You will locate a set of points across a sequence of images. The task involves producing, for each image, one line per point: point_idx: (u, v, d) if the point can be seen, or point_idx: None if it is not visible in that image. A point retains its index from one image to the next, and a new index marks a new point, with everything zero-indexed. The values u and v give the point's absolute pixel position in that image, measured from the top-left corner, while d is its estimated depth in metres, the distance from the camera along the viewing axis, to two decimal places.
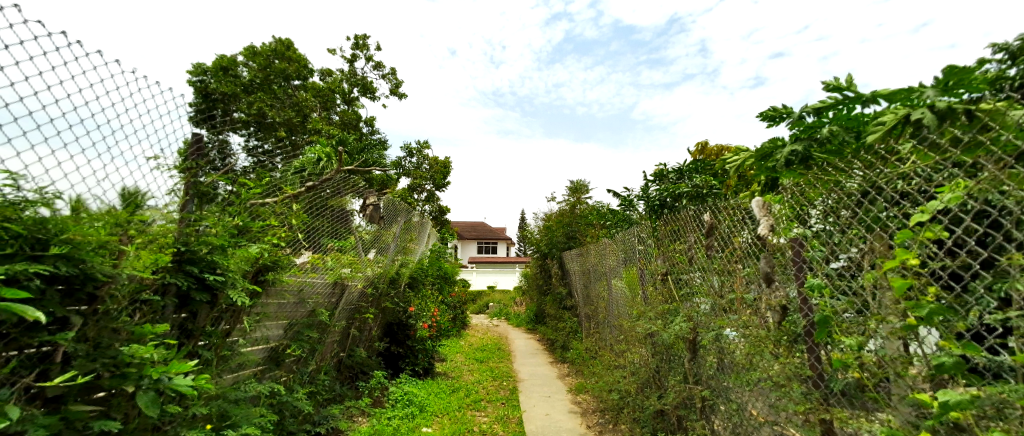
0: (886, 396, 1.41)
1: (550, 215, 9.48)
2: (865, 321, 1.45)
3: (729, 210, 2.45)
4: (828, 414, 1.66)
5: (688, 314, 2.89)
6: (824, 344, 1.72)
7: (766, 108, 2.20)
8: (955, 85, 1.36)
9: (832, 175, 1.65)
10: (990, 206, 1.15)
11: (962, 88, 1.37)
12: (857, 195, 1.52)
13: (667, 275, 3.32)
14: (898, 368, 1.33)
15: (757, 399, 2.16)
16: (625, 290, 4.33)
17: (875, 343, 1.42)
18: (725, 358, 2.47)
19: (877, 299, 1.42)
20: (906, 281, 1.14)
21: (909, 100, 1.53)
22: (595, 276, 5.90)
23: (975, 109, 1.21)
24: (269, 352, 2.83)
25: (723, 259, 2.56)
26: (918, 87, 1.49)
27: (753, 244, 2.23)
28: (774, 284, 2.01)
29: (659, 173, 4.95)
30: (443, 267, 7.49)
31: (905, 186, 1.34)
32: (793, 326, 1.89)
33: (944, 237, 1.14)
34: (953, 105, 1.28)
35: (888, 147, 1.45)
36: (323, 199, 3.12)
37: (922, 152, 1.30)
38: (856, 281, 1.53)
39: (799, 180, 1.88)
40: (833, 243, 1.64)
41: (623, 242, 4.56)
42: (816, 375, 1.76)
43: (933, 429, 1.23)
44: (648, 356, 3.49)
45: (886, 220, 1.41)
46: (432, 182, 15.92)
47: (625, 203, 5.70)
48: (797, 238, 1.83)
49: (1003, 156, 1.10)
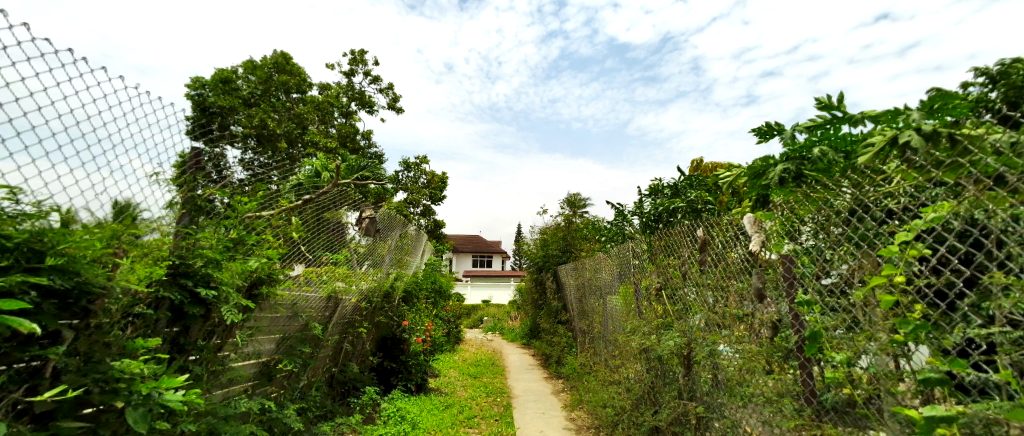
0: (876, 412, 1.43)
1: (545, 228, 9.55)
2: (854, 337, 1.47)
3: (722, 226, 2.50)
4: (819, 430, 1.67)
5: (682, 330, 2.89)
6: (817, 360, 1.74)
7: (757, 126, 2.26)
8: (938, 108, 1.41)
9: (821, 194, 1.70)
10: (971, 225, 1.19)
11: (945, 111, 1.41)
12: (844, 213, 1.56)
13: (661, 289, 3.35)
14: (888, 385, 1.35)
15: (751, 415, 2.17)
16: (620, 305, 4.31)
17: (865, 360, 1.44)
18: (719, 374, 2.48)
19: (866, 315, 1.45)
20: (890, 296, 1.19)
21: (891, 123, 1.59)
22: (590, 290, 5.89)
23: (955, 132, 1.26)
24: (260, 367, 2.79)
25: (716, 275, 2.59)
26: (902, 110, 1.53)
27: (745, 260, 2.26)
28: (766, 300, 2.05)
29: (653, 188, 5.05)
30: (436, 281, 7.47)
31: (891, 204, 1.38)
32: (785, 341, 1.92)
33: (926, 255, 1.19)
34: (935, 128, 1.31)
35: (874, 166, 1.49)
36: (320, 211, 3.13)
37: (905, 172, 1.34)
38: (846, 298, 1.56)
39: (790, 197, 1.93)
40: (823, 260, 1.67)
41: (618, 256, 4.58)
42: (807, 391, 1.78)
43: None
44: (643, 371, 3.48)
45: (873, 238, 1.46)
46: (428, 195, 15.96)
47: (620, 217, 5.78)
48: (788, 254, 1.86)
49: (982, 178, 1.14)
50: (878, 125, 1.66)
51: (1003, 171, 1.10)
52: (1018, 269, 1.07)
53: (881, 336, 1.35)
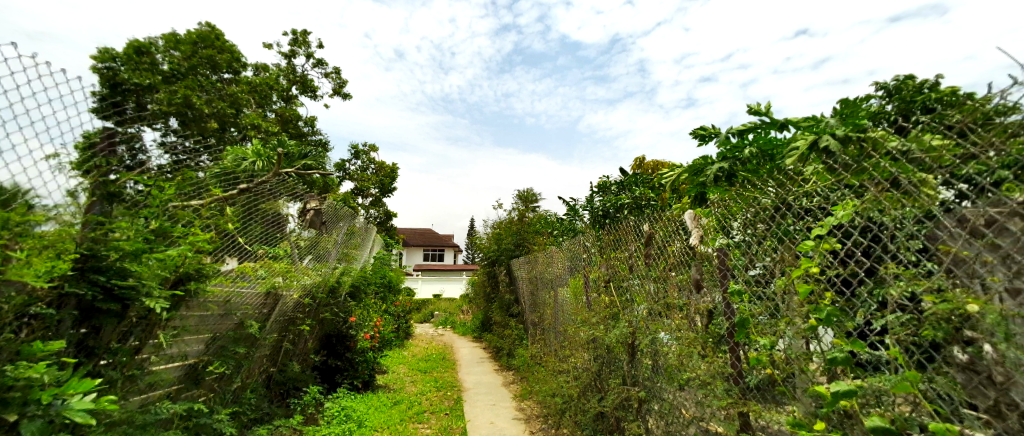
0: (791, 389, 1.60)
1: (498, 222, 9.61)
2: (776, 323, 1.63)
3: (665, 221, 2.65)
4: (745, 407, 1.84)
5: (628, 319, 3.04)
6: (744, 344, 1.91)
7: (697, 128, 2.42)
8: (849, 117, 1.58)
9: (751, 192, 1.86)
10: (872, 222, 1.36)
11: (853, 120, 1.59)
12: (770, 210, 1.72)
13: (609, 282, 3.49)
14: (801, 364, 1.51)
15: (686, 397, 2.34)
16: (570, 297, 4.44)
17: (783, 342, 1.60)
18: (659, 360, 2.64)
19: (785, 303, 1.61)
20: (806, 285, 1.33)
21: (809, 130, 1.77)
22: (541, 283, 6.01)
23: (861, 139, 1.42)
24: (186, 369, 2.60)
25: (659, 267, 2.74)
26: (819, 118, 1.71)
27: (685, 253, 2.42)
28: (703, 290, 2.20)
29: (603, 185, 5.23)
30: (387, 275, 7.30)
31: (809, 202, 1.54)
32: (718, 328, 2.08)
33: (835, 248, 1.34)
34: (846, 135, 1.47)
35: (795, 168, 1.65)
36: (256, 202, 2.94)
37: (820, 174, 1.50)
38: (769, 288, 1.72)
39: (725, 195, 2.09)
40: (752, 253, 1.83)
41: (569, 250, 4.71)
42: (736, 373, 1.94)
43: (827, 417, 1.43)
44: (590, 360, 3.61)
45: (793, 233, 1.62)
46: (378, 184, 15.44)
47: (571, 212, 5.94)
48: (722, 248, 2.01)
49: (882, 180, 1.31)
50: (799, 130, 1.83)
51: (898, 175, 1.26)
52: (907, 260, 1.24)
53: (797, 321, 1.50)
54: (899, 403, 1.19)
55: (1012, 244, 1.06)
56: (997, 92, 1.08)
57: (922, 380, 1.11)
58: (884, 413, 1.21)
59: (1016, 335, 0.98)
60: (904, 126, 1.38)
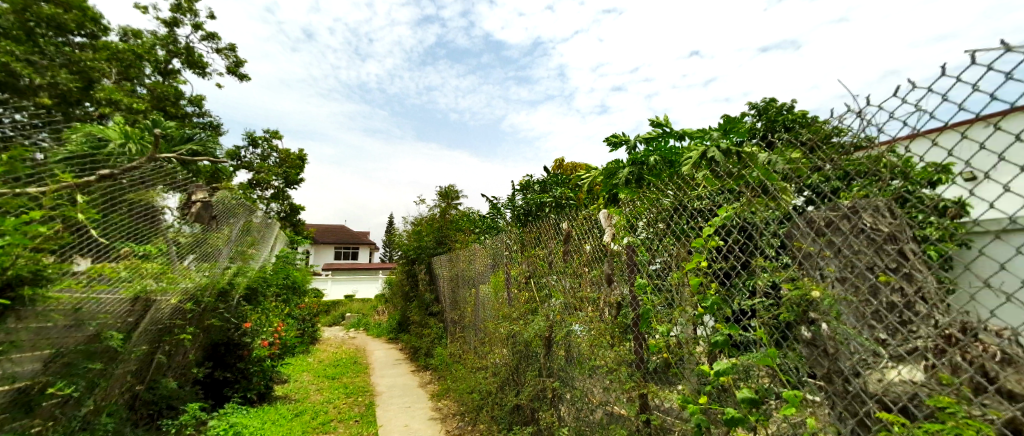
0: (681, 370, 1.80)
1: (419, 219, 9.40)
2: (672, 311, 1.82)
3: (581, 220, 2.80)
4: (645, 389, 2.04)
5: (545, 313, 3.17)
6: (646, 333, 2.10)
7: (610, 135, 2.60)
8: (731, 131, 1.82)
9: (653, 194, 2.04)
10: (746, 223, 1.58)
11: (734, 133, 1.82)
12: (669, 211, 1.91)
13: (529, 278, 3.61)
14: (690, 347, 1.71)
15: (594, 384, 2.51)
16: (490, 294, 4.51)
17: (676, 329, 1.79)
18: (572, 350, 2.80)
19: (679, 294, 1.80)
20: (696, 277, 1.51)
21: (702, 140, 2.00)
22: (462, 281, 6.01)
23: (739, 151, 1.64)
24: (12, 396, 2.15)
25: (574, 263, 2.90)
26: (708, 130, 1.94)
27: (598, 250, 2.59)
28: (613, 284, 2.37)
29: (525, 184, 5.36)
30: (290, 276, 6.78)
31: (699, 204, 1.74)
32: (624, 318, 2.26)
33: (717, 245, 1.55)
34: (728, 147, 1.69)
35: (689, 173, 1.85)
36: (119, 192, 2.53)
37: (708, 179, 1.71)
38: (667, 281, 1.92)
39: (632, 196, 2.27)
40: (653, 249, 2.02)
41: (490, 247, 4.76)
42: (638, 358, 2.14)
43: (709, 391, 1.64)
44: (508, 355, 3.68)
45: (687, 231, 1.82)
46: (282, 176, 14.24)
47: (494, 210, 6.01)
48: (629, 245, 2.19)
49: (755, 186, 1.52)
50: (693, 140, 2.06)
51: (765, 182, 1.48)
52: (771, 256, 1.46)
53: (688, 310, 1.70)
54: (762, 376, 1.42)
55: (842, 240, 1.32)
56: (831, 118, 1.34)
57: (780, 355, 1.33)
58: (752, 384, 1.42)
59: (842, 314, 1.23)
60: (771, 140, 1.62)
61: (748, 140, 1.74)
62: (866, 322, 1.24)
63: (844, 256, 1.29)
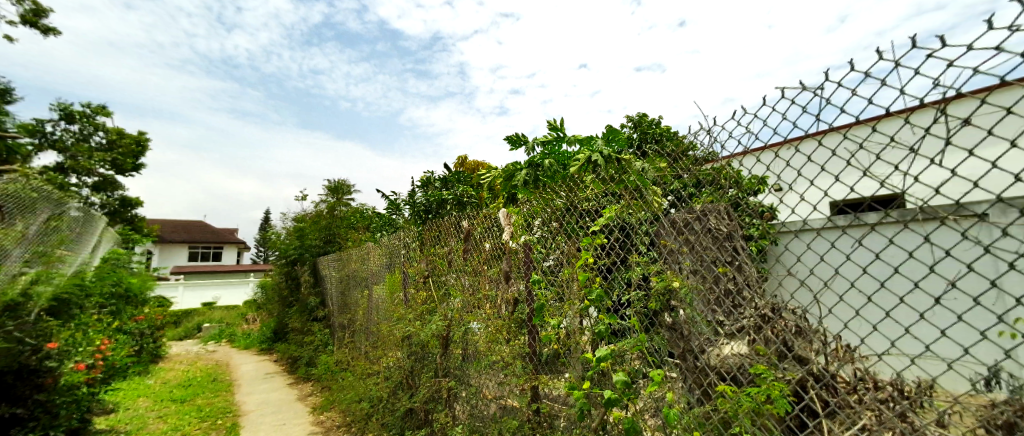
0: (568, 359, 1.95)
1: (304, 215, 8.59)
2: (562, 305, 1.97)
3: (481, 219, 2.86)
4: (535, 380, 2.16)
5: (443, 313, 3.16)
6: (540, 326, 2.23)
7: (511, 134, 2.69)
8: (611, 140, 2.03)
9: (547, 196, 2.18)
10: (624, 222, 1.78)
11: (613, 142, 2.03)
12: (562, 211, 2.07)
13: (427, 277, 3.56)
14: (576, 337, 1.88)
15: (489, 379, 2.59)
16: (385, 295, 4.34)
17: (565, 321, 1.95)
18: (469, 348, 2.84)
19: (569, 288, 1.96)
20: (584, 273, 1.71)
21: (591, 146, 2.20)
22: (353, 282, 5.66)
23: (619, 157, 1.83)
24: None
25: (474, 262, 2.94)
26: (595, 137, 2.13)
27: (497, 249, 2.68)
28: (510, 281, 2.47)
29: (425, 181, 5.25)
30: (120, 283, 5.65)
31: (587, 206, 1.92)
32: (520, 314, 2.38)
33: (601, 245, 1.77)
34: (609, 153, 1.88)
35: (578, 176, 2.02)
36: None
37: (594, 182, 1.89)
38: (558, 276, 2.07)
39: (529, 196, 2.39)
40: (547, 248, 2.17)
41: (387, 246, 4.57)
42: (532, 352, 2.25)
43: (591, 375, 1.85)
44: (403, 358, 3.57)
45: (576, 230, 1.99)
46: (103, 162, 12.03)
47: (392, 207, 5.76)
48: (526, 243, 2.29)
49: (631, 190, 1.73)
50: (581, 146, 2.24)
51: (639, 185, 1.68)
52: (643, 252, 1.70)
53: (576, 303, 1.87)
54: (633, 359, 1.68)
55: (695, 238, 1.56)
56: (690, 131, 1.59)
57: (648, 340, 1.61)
58: (625, 366, 1.69)
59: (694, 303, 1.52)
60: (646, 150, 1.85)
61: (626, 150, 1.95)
62: (711, 306, 1.50)
63: (696, 248, 1.54)
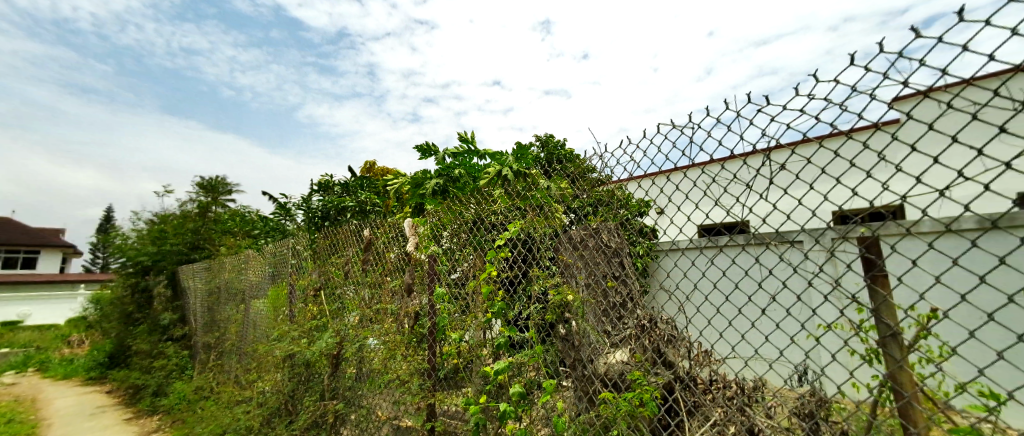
0: (467, 373, 1.99)
1: (165, 215, 7.29)
2: (465, 318, 1.96)
3: (386, 227, 2.67)
4: (432, 398, 2.03)
5: (336, 329, 2.85)
6: (440, 339, 2.11)
7: (422, 143, 2.56)
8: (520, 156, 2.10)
9: (456, 207, 2.13)
10: (528, 238, 1.92)
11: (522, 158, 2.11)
12: (469, 223, 2.07)
13: (320, 290, 3.22)
14: (478, 350, 1.90)
15: (383, 399, 2.38)
16: (265, 310, 3.82)
17: (467, 334, 1.94)
18: (363, 367, 2.58)
19: (472, 302, 1.98)
20: (488, 286, 1.74)
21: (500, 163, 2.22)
22: (226, 294, 4.91)
23: (525, 173, 1.95)
24: None
25: (375, 272, 2.72)
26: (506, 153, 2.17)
27: (401, 259, 2.52)
28: (412, 294, 2.32)
29: (324, 183, 4.80)
30: None
31: (494, 219, 1.95)
32: (421, 328, 2.24)
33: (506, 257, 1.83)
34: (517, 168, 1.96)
35: (487, 189, 2.07)
36: None
37: (502, 196, 1.96)
38: (462, 290, 2.05)
39: (438, 207, 2.28)
40: (452, 260, 2.11)
41: (272, 255, 4.05)
42: (430, 367, 2.13)
43: (489, 389, 1.87)
44: (282, 381, 3.12)
45: (483, 242, 2.02)
46: None
47: (281, 211, 5.15)
48: (432, 254, 2.15)
49: (533, 205, 1.84)
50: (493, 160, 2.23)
51: (541, 202, 1.81)
52: (544, 266, 1.84)
53: (481, 318, 1.89)
54: (529, 370, 1.80)
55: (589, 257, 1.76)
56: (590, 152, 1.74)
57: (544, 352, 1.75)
58: (522, 377, 1.80)
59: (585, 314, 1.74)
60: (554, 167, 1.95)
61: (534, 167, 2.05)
62: (600, 318, 1.71)
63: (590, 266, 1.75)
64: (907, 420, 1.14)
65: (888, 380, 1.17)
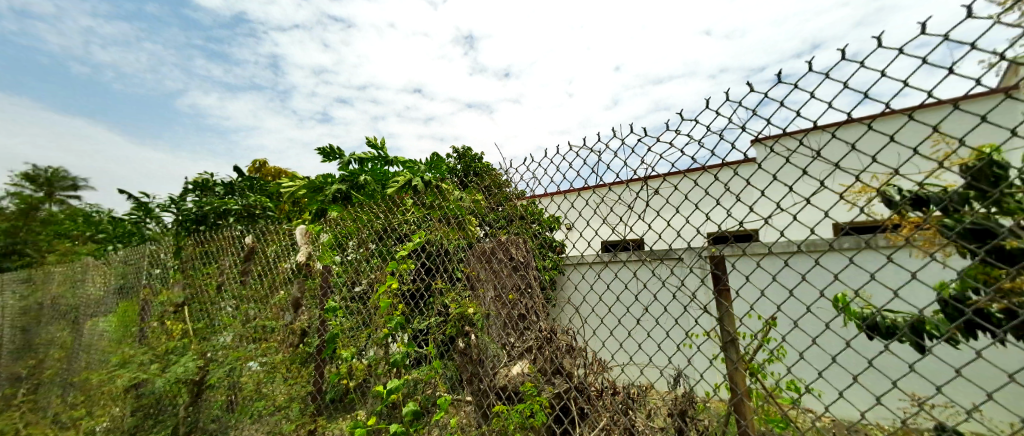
0: (360, 394, 2.24)
1: None
2: (358, 333, 2.24)
3: (275, 236, 2.79)
4: (312, 425, 2.20)
5: (200, 351, 2.56)
6: (329, 360, 2.37)
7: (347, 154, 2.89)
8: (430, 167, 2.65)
9: (364, 216, 2.48)
10: (437, 249, 2.27)
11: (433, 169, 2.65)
12: (374, 237, 2.41)
13: (182, 306, 3.01)
14: (379, 368, 2.15)
15: (258, 427, 2.27)
16: (107, 330, 3.26)
17: (364, 353, 2.21)
18: (235, 393, 2.39)
19: (367, 319, 2.27)
20: (387, 302, 2.07)
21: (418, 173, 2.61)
22: (50, 312, 4.06)
23: (436, 186, 2.38)
24: None
25: (262, 286, 2.72)
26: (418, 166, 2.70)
27: (293, 270, 2.64)
28: (301, 309, 2.51)
29: (202, 182, 4.22)
30: None
31: (402, 227, 2.31)
32: (308, 347, 2.44)
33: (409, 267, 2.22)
34: (429, 181, 2.44)
35: (397, 196, 2.53)
36: None
37: (414, 206, 2.36)
38: (361, 306, 2.33)
39: (346, 215, 2.55)
40: (354, 275, 2.43)
41: (124, 266, 3.54)
42: (316, 389, 2.35)
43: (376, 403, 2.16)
44: (122, 417, 2.53)
45: (387, 251, 2.39)
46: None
47: (139, 211, 4.40)
48: (329, 268, 2.42)
49: (441, 218, 2.21)
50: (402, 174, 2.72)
51: (449, 214, 2.18)
52: (450, 279, 2.18)
53: (376, 331, 2.17)
54: (418, 386, 2.07)
55: (496, 276, 2.12)
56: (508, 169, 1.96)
57: (441, 368, 2.04)
58: (411, 393, 2.07)
59: (486, 327, 2.08)
60: (462, 182, 2.32)
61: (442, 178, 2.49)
62: (505, 331, 2.06)
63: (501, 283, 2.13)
64: (740, 413, 1.52)
65: (728, 380, 1.56)
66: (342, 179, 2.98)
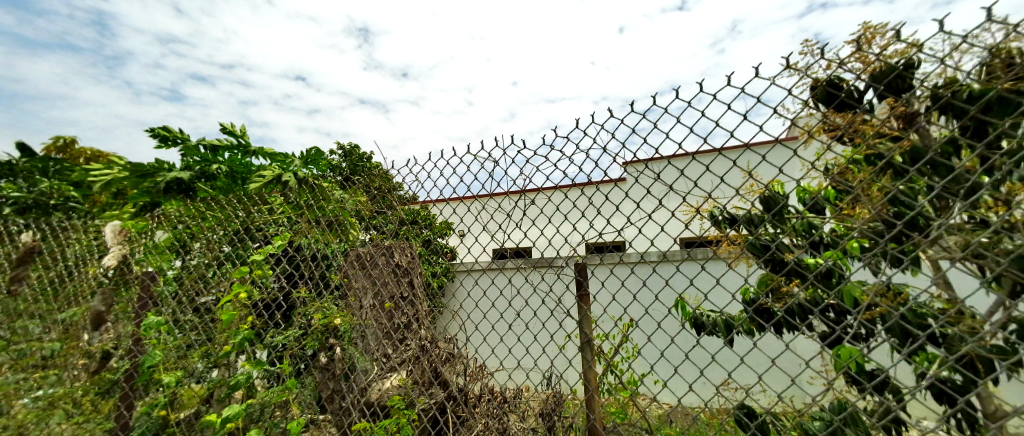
0: (187, 421, 2.01)
1: None
2: (189, 355, 2.00)
3: (80, 235, 2.35)
4: None
5: None
6: (142, 387, 2.03)
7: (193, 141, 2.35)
8: (309, 161, 2.35)
9: (212, 214, 2.18)
10: (310, 255, 2.14)
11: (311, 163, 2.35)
12: (224, 240, 2.18)
13: None
14: (219, 391, 1.93)
15: None
16: None
17: (193, 376, 1.98)
18: None
19: (204, 336, 2.04)
20: (230, 314, 1.84)
21: (289, 166, 2.27)
22: None
23: (314, 183, 2.14)
24: None
25: (60, 295, 2.28)
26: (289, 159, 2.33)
27: (98, 278, 2.22)
28: (105, 326, 2.13)
29: None
30: None
31: (265, 229, 2.14)
32: (109, 375, 2.05)
33: (269, 277, 2.04)
34: (304, 177, 2.17)
35: (260, 194, 2.17)
36: None
37: (284, 206, 2.11)
38: (196, 320, 2.08)
39: (186, 209, 2.23)
40: (189, 284, 2.15)
41: None
42: (121, 425, 1.97)
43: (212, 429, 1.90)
44: None
45: (239, 254, 2.17)
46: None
47: None
48: (152, 274, 2.15)
49: (312, 220, 2.08)
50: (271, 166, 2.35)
51: (320, 217, 2.06)
52: (313, 287, 2.02)
53: (213, 350, 1.98)
54: (260, 411, 1.86)
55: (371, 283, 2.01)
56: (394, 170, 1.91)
57: (293, 388, 1.84)
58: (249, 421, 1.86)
59: (353, 338, 2.00)
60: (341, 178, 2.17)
61: (322, 175, 2.25)
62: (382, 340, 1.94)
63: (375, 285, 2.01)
64: (590, 408, 1.76)
65: (582, 379, 1.77)
66: (183, 165, 2.43)
